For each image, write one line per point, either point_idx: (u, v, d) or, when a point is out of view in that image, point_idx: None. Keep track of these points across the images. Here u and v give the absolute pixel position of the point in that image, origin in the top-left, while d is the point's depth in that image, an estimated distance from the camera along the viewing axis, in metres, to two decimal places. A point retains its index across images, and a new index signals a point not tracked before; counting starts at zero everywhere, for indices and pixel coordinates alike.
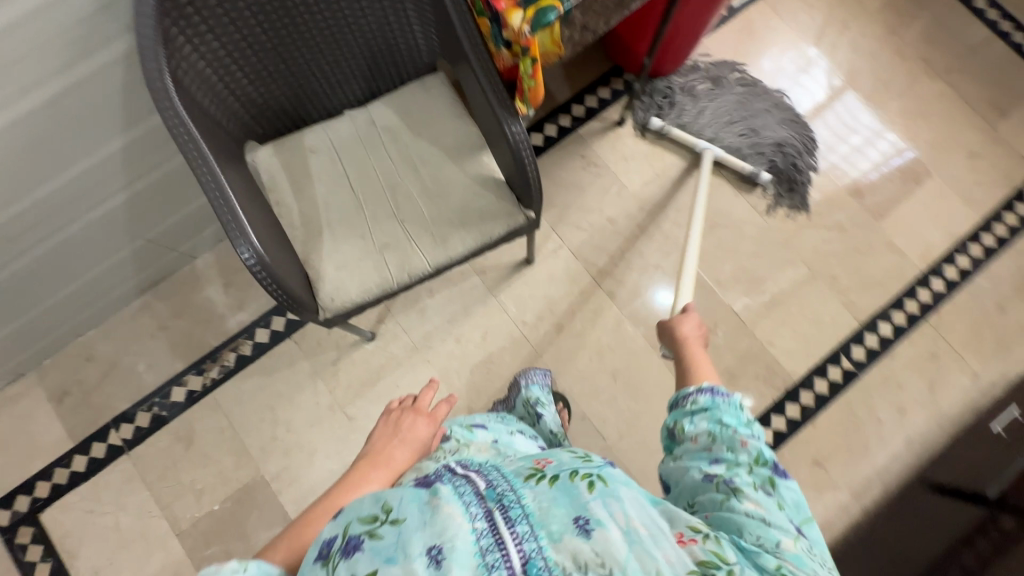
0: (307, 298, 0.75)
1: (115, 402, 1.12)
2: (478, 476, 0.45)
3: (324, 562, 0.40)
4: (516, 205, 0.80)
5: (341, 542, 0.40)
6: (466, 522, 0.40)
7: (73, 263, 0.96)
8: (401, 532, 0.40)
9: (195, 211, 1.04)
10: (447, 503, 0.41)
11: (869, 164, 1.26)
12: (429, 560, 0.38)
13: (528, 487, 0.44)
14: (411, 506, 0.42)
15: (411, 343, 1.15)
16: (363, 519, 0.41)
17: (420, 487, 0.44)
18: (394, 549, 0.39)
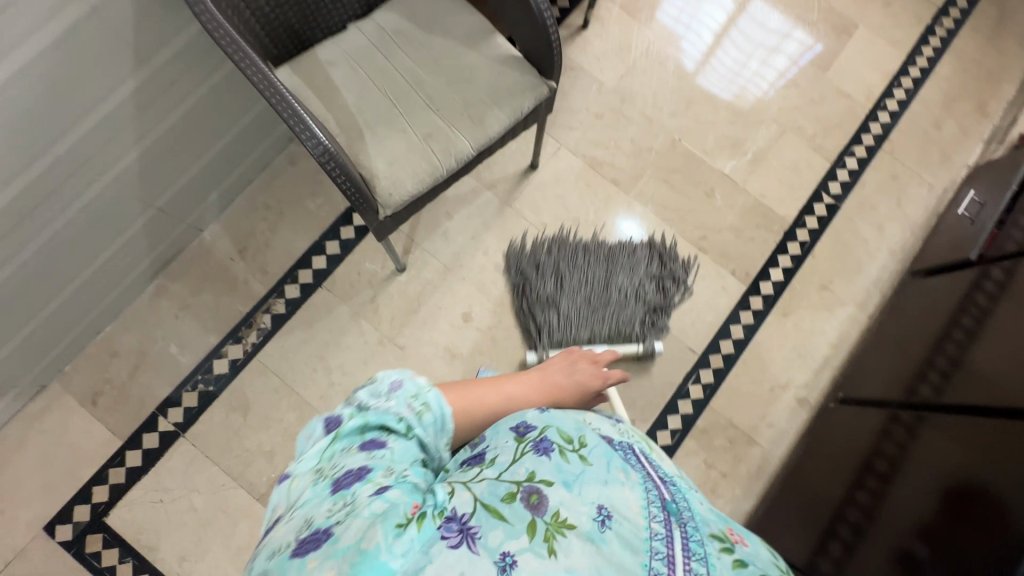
0: (369, 193, 0.78)
1: (155, 390, 1.08)
2: (670, 492, 0.48)
3: (520, 438, 0.50)
4: (538, 78, 0.86)
5: (537, 435, 0.49)
6: (643, 514, 0.43)
7: (90, 241, 0.92)
8: (585, 470, 0.46)
9: (201, 172, 1.01)
10: (632, 489, 0.45)
11: (783, 67, 1.37)
12: (595, 520, 0.42)
13: (710, 544, 0.43)
14: (601, 458, 0.48)
15: (442, 265, 1.18)
16: (561, 436, 0.49)
17: (615, 454, 0.49)
18: (574, 478, 0.45)
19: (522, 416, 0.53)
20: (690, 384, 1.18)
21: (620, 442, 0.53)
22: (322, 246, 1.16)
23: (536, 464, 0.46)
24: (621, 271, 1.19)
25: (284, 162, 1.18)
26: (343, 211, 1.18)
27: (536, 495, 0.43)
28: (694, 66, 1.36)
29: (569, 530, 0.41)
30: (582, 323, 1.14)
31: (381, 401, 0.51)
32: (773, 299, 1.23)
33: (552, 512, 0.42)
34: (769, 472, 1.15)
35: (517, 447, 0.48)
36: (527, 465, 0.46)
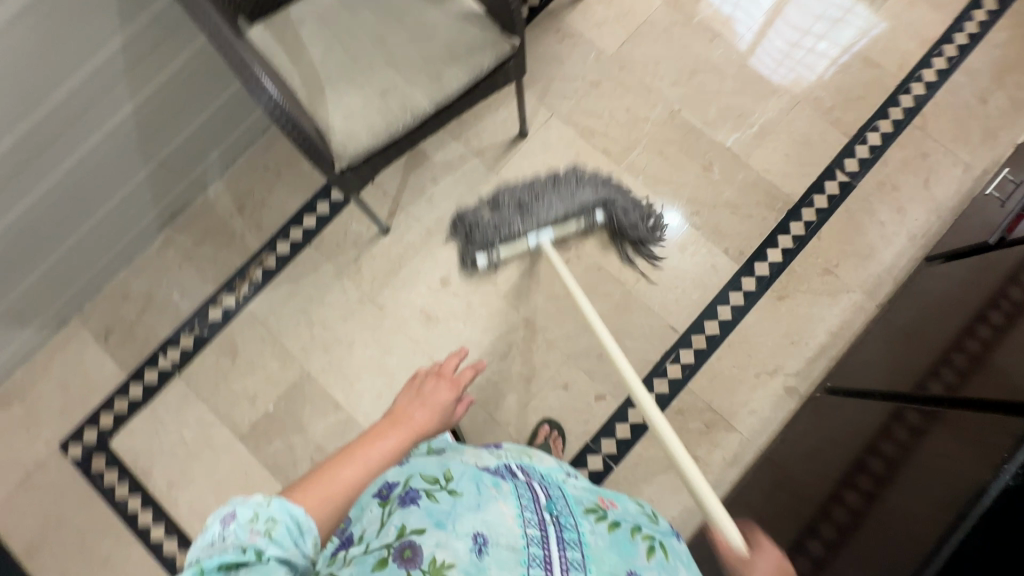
0: (323, 146, 0.80)
1: (158, 331, 1.18)
2: (541, 492, 0.55)
3: (384, 501, 0.51)
4: (500, 34, 0.85)
5: (403, 488, 0.50)
6: (519, 523, 0.48)
7: (94, 188, 1.01)
8: (456, 505, 0.49)
9: (199, 129, 1.09)
10: (506, 502, 0.50)
11: (845, 42, 1.26)
12: (473, 548, 0.45)
13: (587, 519, 0.53)
14: (469, 488, 0.51)
15: (424, 230, 1.20)
16: (426, 479, 0.52)
17: (483, 475, 0.53)
18: (444, 518, 0.47)
19: (384, 477, 0.54)
20: (668, 363, 1.14)
21: (489, 468, 0.56)
22: (313, 206, 1.22)
23: (408, 518, 0.47)
24: (553, 184, 1.11)
25: None
26: None
27: (409, 549, 0.44)
28: (747, 45, 1.27)
29: (446, 571, 0.43)
30: (520, 215, 1.08)
31: (217, 543, 0.45)
32: (768, 281, 1.16)
33: (428, 559, 0.44)
34: (747, 461, 1.10)
35: (384, 511, 0.49)
36: (397, 520, 0.47)
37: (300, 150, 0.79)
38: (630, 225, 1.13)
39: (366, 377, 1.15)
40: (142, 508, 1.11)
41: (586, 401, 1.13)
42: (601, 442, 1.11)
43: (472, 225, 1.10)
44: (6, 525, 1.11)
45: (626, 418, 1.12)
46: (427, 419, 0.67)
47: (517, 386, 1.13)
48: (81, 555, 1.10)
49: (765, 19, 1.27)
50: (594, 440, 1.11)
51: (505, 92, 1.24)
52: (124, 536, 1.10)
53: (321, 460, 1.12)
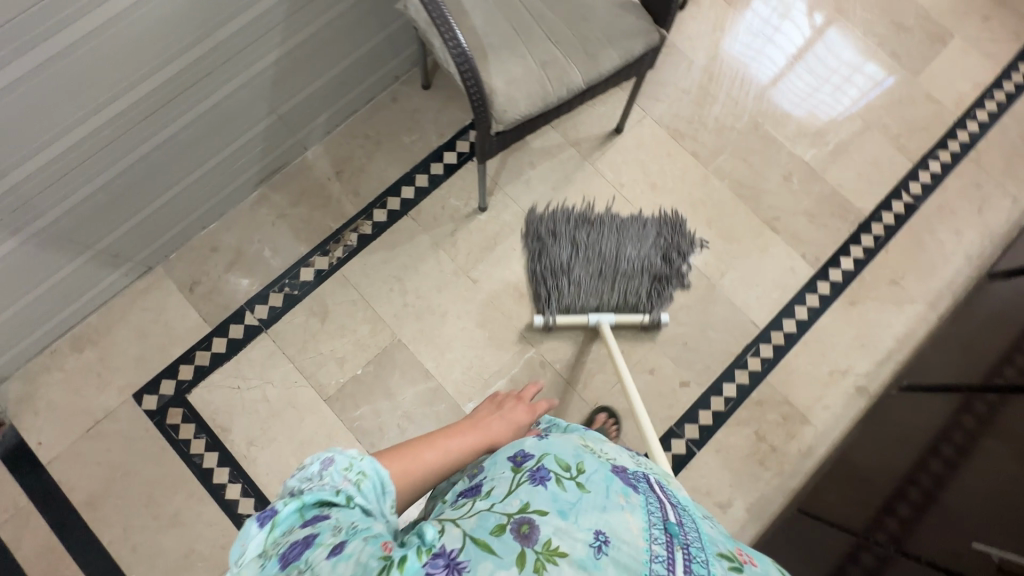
0: (488, 106, 0.84)
1: (246, 286, 1.16)
2: (676, 515, 0.43)
3: (516, 468, 0.45)
4: (652, 25, 0.91)
5: (534, 464, 0.45)
6: (644, 536, 0.39)
7: (219, 133, 1.01)
8: (583, 498, 0.41)
9: (320, 89, 1.10)
10: (633, 513, 0.40)
11: (850, 100, 1.36)
12: (592, 546, 0.37)
13: (717, 565, 0.39)
14: (601, 485, 0.43)
15: (520, 210, 1.23)
16: (561, 464, 0.44)
17: (615, 478, 0.44)
18: (568, 506, 0.40)
19: (521, 445, 0.49)
20: (748, 356, 1.19)
21: (621, 471, 0.47)
22: (412, 177, 1.24)
23: (530, 494, 0.41)
24: (601, 229, 1.20)
25: (386, 97, 1.27)
26: (434, 148, 1.26)
27: (526, 526, 0.38)
28: (769, 80, 1.37)
29: (563, 559, 0.36)
30: (578, 289, 1.14)
31: (315, 481, 0.43)
32: (841, 287, 1.24)
33: (544, 541, 0.37)
34: (820, 454, 1.15)
35: (513, 477, 0.44)
36: (520, 494, 0.41)
37: (472, 100, 0.81)
38: (671, 261, 1.20)
39: (457, 348, 1.16)
40: (217, 465, 1.07)
41: (671, 387, 1.17)
42: (684, 427, 1.15)
43: (547, 267, 1.17)
44: (68, 475, 1.05)
45: (708, 405, 1.16)
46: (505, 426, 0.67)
47: (605, 368, 1.16)
48: (148, 511, 1.05)
49: (786, 62, 1.38)
50: (678, 424, 1.15)
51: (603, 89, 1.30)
52: (196, 493, 1.06)
53: (409, 427, 1.11)
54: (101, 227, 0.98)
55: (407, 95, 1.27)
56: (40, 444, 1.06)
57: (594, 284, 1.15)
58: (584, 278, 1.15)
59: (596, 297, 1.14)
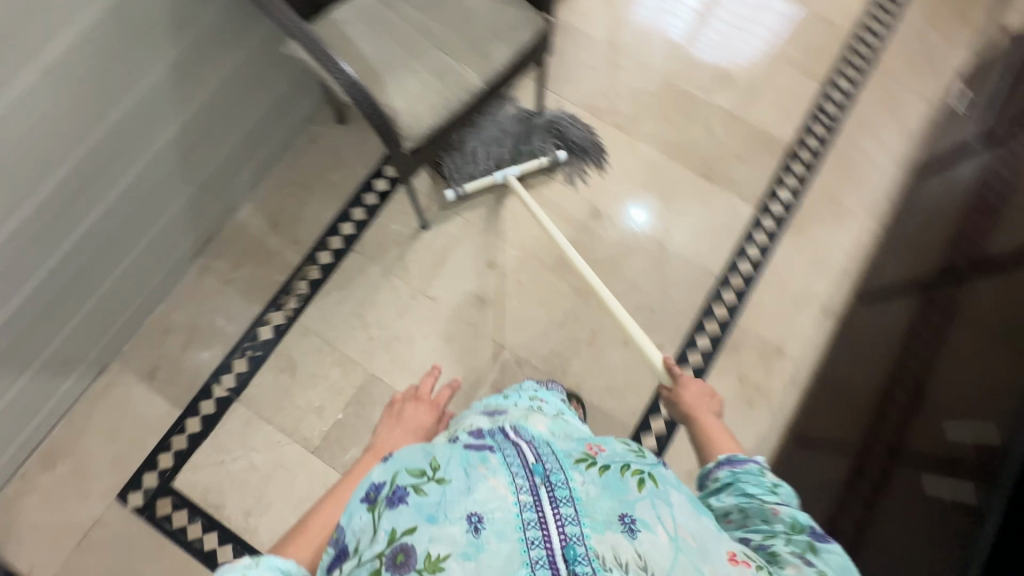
0: (394, 127, 0.84)
1: (208, 359, 1.14)
2: (532, 451, 0.48)
3: (372, 505, 0.45)
4: (536, 13, 0.93)
5: (390, 487, 0.45)
6: (511, 490, 0.44)
7: (140, 215, 0.99)
8: (445, 492, 0.43)
9: (233, 149, 1.10)
10: (496, 477, 0.45)
11: (764, 42, 1.39)
12: (469, 529, 0.41)
13: (577, 471, 0.47)
14: (458, 470, 0.45)
15: (462, 219, 1.24)
16: (412, 473, 0.46)
17: (470, 452, 0.47)
18: (435, 508, 0.43)
19: (369, 476, 0.48)
20: (715, 305, 1.21)
21: (473, 437, 0.50)
22: (348, 213, 1.23)
23: (394, 518, 0.43)
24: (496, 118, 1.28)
25: (305, 141, 1.26)
26: (364, 179, 1.26)
27: (402, 555, 0.40)
28: (684, 39, 1.39)
29: (446, 562, 0.39)
30: (480, 159, 1.22)
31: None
32: (785, 218, 1.27)
33: (422, 558, 0.40)
34: (805, 382, 1.17)
35: (372, 520, 0.44)
36: (387, 524, 0.43)
37: (377, 127, 0.82)
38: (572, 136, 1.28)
39: (432, 368, 1.16)
40: (219, 544, 1.05)
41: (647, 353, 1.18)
42: None
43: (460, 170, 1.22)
44: None
45: (687, 362, 1.18)
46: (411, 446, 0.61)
47: (580, 351, 1.17)
48: None
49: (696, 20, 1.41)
50: None
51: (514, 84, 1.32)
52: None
53: None
54: (40, 336, 0.95)
55: (325, 134, 1.27)
56: (32, 570, 1.03)
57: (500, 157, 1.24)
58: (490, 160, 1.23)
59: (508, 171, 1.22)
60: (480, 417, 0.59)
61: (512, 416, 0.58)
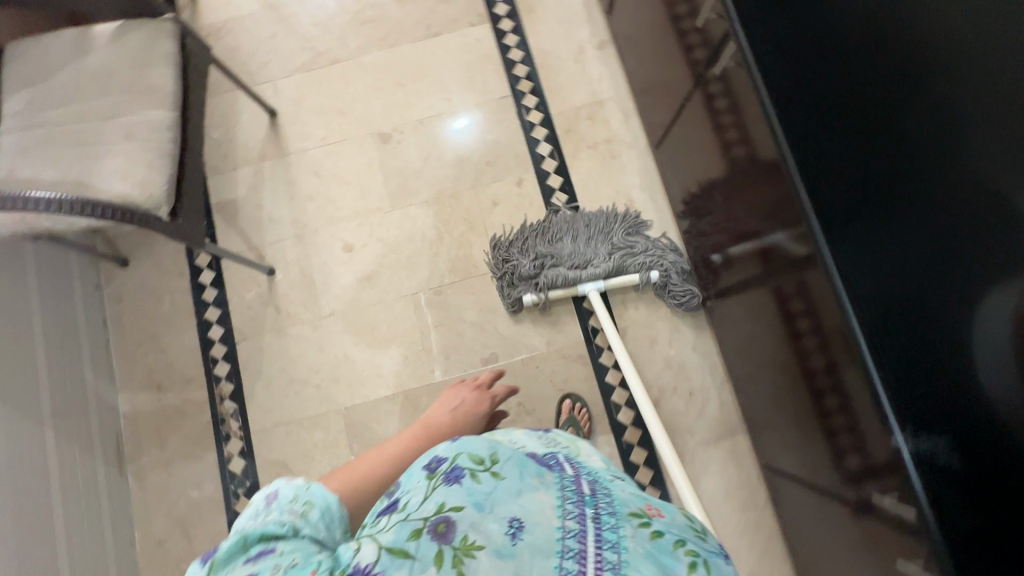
0: (128, 205, 0.79)
1: (215, 527, 1.10)
2: (588, 485, 0.54)
3: (430, 473, 0.51)
4: (155, 21, 0.89)
5: (447, 464, 0.51)
6: (556, 514, 0.49)
7: (27, 482, 0.92)
8: (497, 487, 0.50)
9: (52, 362, 1.03)
10: (545, 492, 0.51)
11: None
12: (507, 531, 0.46)
13: (629, 524, 0.50)
14: (513, 470, 0.52)
15: (294, 238, 1.21)
16: (471, 457, 0.52)
17: (529, 461, 0.55)
18: (484, 496, 0.48)
19: (433, 450, 0.54)
20: (528, 116, 1.25)
21: (533, 455, 0.57)
22: (205, 321, 1.19)
23: (447, 493, 0.48)
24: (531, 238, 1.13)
25: (112, 305, 1.19)
26: (190, 285, 1.20)
27: (442, 524, 0.45)
28: None
29: (479, 549, 0.44)
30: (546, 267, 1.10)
31: (263, 517, 0.48)
32: (514, 12, 1.31)
33: (460, 537, 0.44)
34: (632, 107, 1.25)
35: (427, 483, 0.50)
36: (435, 497, 0.48)
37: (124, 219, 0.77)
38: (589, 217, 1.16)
39: (382, 358, 1.16)
40: None
41: (516, 194, 1.22)
42: (554, 201, 1.21)
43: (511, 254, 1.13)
44: None
45: (547, 172, 1.23)
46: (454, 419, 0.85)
47: (471, 240, 1.20)
48: None
49: None
50: (548, 205, 1.21)
51: (228, 106, 1.27)
52: None
53: None
54: None
55: (123, 283, 1.20)
56: None
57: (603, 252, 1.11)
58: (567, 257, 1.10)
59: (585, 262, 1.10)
60: (532, 438, 0.65)
61: (560, 439, 0.67)
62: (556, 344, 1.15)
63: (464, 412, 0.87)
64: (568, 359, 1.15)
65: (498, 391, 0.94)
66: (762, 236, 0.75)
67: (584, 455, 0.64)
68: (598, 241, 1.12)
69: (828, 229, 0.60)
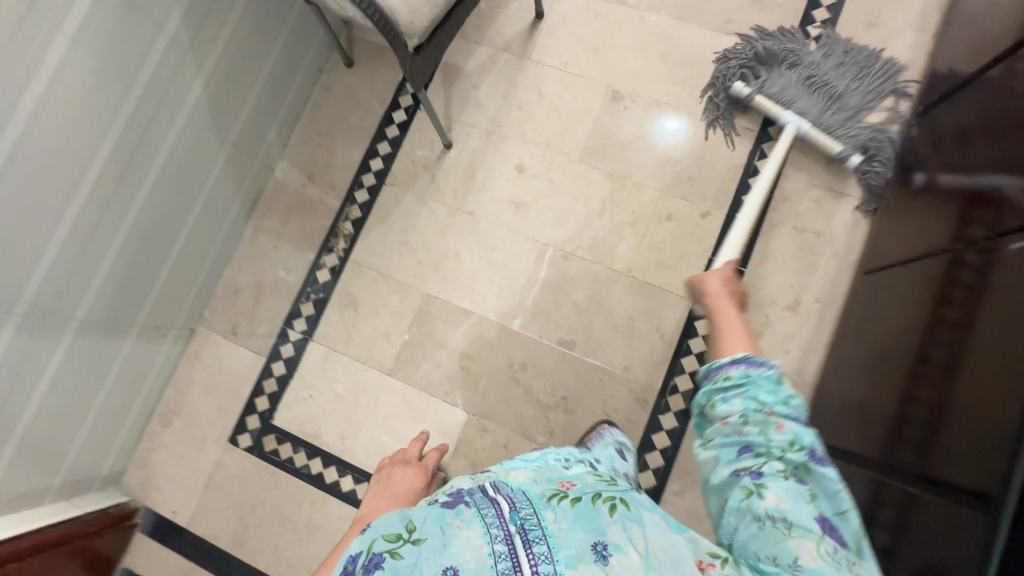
0: (392, 21, 0.83)
1: (279, 310, 1.23)
2: (505, 504, 0.60)
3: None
4: None
5: (366, 557, 0.56)
6: (484, 541, 0.55)
7: (186, 180, 1.06)
8: (418, 555, 0.54)
9: (257, 105, 1.16)
10: (469, 528, 0.56)
11: None
12: None
13: (549, 509, 0.59)
14: (433, 527, 0.56)
15: (483, 131, 1.24)
16: (388, 537, 0.57)
17: (445, 509, 0.59)
18: (407, 568, 0.53)
19: (351, 551, 0.59)
20: (757, 161, 1.15)
21: (447, 501, 0.61)
22: (375, 150, 1.27)
23: None
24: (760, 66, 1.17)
25: (320, 92, 1.31)
26: (382, 114, 1.28)
27: None
28: None
29: None
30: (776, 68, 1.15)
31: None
32: (818, 56, 1.17)
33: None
34: (867, 219, 1.10)
35: None
36: None
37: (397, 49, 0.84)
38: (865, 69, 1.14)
39: (483, 277, 1.18)
40: (324, 467, 1.15)
41: (694, 222, 1.14)
42: (724, 253, 1.12)
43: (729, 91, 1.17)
44: (208, 528, 1.16)
45: (738, 223, 1.13)
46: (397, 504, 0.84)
47: (624, 234, 1.16)
48: (285, 528, 1.14)
49: None
50: (715, 253, 1.12)
51: None
52: (318, 498, 1.14)
53: (472, 364, 1.15)
54: (129, 306, 1.04)
55: (337, 80, 1.31)
56: (175, 512, 1.17)
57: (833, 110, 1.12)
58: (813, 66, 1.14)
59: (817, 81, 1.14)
60: (464, 479, 0.71)
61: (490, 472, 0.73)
62: (630, 375, 1.10)
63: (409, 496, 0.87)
64: (632, 395, 1.10)
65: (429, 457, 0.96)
66: (907, 436, 0.71)
67: (512, 475, 0.68)
68: (812, 104, 1.13)
69: (964, 525, 0.55)
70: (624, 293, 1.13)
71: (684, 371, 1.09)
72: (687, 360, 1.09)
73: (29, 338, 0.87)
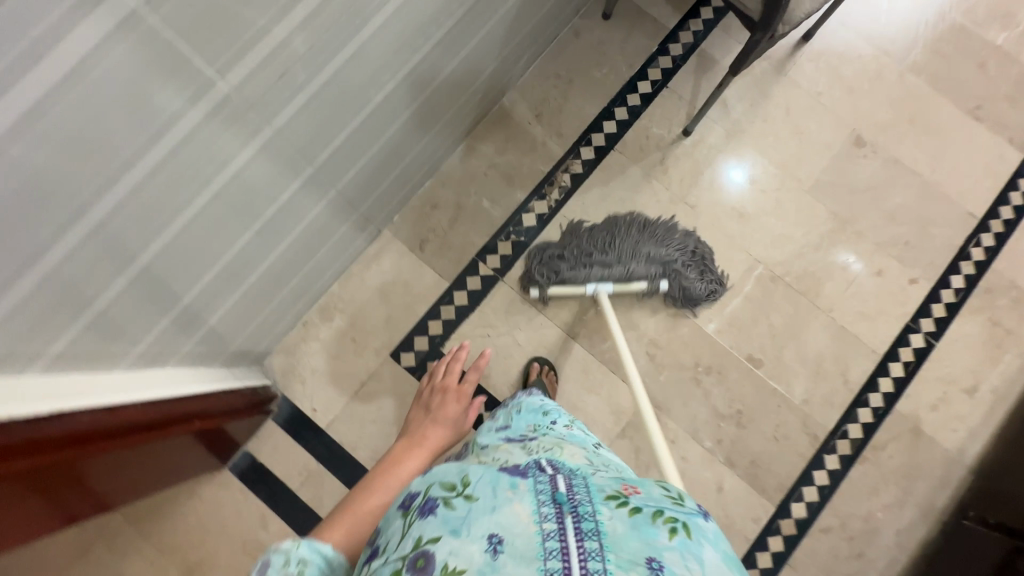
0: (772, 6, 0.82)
1: (473, 239, 1.17)
2: (563, 482, 0.47)
3: (405, 512, 0.45)
4: None
5: (422, 498, 0.45)
6: (533, 520, 0.42)
7: (460, 81, 1.01)
8: (472, 509, 0.43)
9: (530, 28, 1.11)
10: (521, 500, 0.44)
11: None
12: (487, 551, 0.40)
13: (605, 506, 0.45)
14: (488, 487, 0.45)
15: (724, 131, 1.22)
16: (444, 484, 0.45)
17: (502, 473, 0.46)
18: (459, 524, 0.42)
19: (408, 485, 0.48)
20: (972, 248, 1.19)
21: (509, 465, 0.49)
22: (611, 112, 1.23)
23: (422, 528, 0.43)
24: (586, 252, 1.10)
25: (569, 34, 1.24)
26: (627, 80, 1.24)
27: (422, 559, 0.41)
28: None
29: None
30: (590, 260, 1.09)
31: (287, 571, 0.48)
32: None
33: (439, 567, 0.39)
34: None
35: (404, 521, 0.44)
36: (413, 532, 0.43)
37: (761, 34, 0.87)
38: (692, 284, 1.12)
39: None
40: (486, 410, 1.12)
41: (902, 284, 1.18)
42: (920, 322, 1.16)
43: (590, 234, 1.11)
44: (348, 436, 1.10)
45: (940, 299, 1.17)
46: (440, 437, 0.87)
47: (833, 275, 1.18)
48: None
49: None
50: (914, 319, 1.16)
51: None
52: None
53: (659, 354, 1.14)
54: (367, 190, 1.00)
55: (589, 28, 1.25)
56: (316, 410, 1.11)
57: (638, 248, 1.11)
58: (602, 255, 1.09)
59: (606, 262, 1.09)
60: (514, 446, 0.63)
61: (543, 443, 0.63)
62: (807, 409, 1.13)
63: (447, 425, 0.90)
64: (804, 429, 1.12)
65: (468, 385, 0.98)
66: None
67: (568, 456, 0.58)
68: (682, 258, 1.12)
69: None
70: (819, 330, 1.15)
71: (857, 421, 1.13)
72: (863, 411, 1.13)
73: (301, 196, 0.82)
